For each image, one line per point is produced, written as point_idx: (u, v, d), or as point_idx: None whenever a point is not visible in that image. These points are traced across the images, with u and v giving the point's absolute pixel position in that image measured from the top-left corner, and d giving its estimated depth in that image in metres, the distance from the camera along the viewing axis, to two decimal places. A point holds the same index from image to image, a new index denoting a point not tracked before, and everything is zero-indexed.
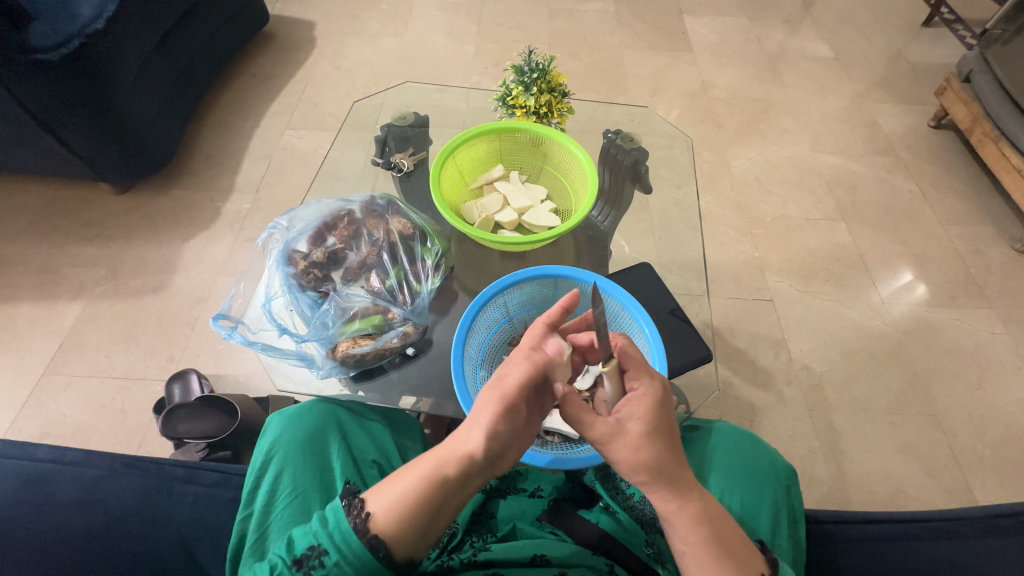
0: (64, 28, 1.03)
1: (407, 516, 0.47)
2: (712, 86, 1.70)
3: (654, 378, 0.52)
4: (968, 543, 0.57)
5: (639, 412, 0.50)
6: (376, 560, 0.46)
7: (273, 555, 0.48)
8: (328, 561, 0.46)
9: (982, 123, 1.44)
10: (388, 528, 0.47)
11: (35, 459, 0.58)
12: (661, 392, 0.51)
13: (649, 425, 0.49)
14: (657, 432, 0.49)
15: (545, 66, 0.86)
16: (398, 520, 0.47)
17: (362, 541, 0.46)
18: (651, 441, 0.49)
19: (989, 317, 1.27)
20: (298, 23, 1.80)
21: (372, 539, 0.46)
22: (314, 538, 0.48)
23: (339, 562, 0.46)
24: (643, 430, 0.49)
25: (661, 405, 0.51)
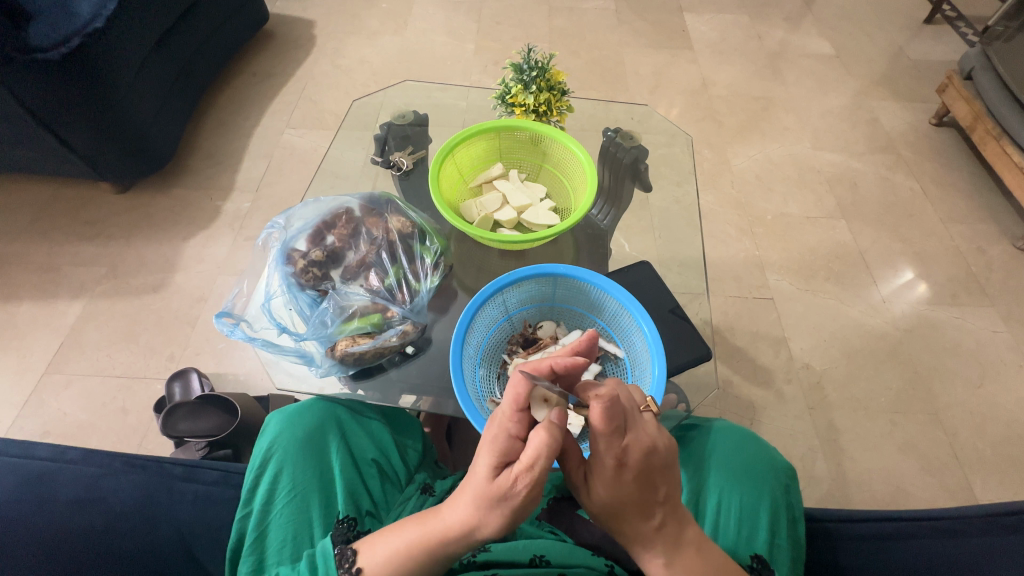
0: (63, 27, 1.03)
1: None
2: (712, 84, 1.69)
3: (614, 448, 0.47)
4: (970, 541, 0.57)
5: (598, 484, 0.50)
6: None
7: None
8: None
9: (984, 120, 1.44)
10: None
11: (34, 457, 0.59)
12: (618, 465, 0.47)
13: (609, 494, 0.49)
14: (620, 500, 0.49)
15: (544, 65, 0.85)
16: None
17: None
18: (615, 506, 0.49)
19: (991, 316, 1.27)
20: (298, 22, 1.80)
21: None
22: None
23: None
24: (604, 497, 0.49)
25: (620, 477, 0.48)
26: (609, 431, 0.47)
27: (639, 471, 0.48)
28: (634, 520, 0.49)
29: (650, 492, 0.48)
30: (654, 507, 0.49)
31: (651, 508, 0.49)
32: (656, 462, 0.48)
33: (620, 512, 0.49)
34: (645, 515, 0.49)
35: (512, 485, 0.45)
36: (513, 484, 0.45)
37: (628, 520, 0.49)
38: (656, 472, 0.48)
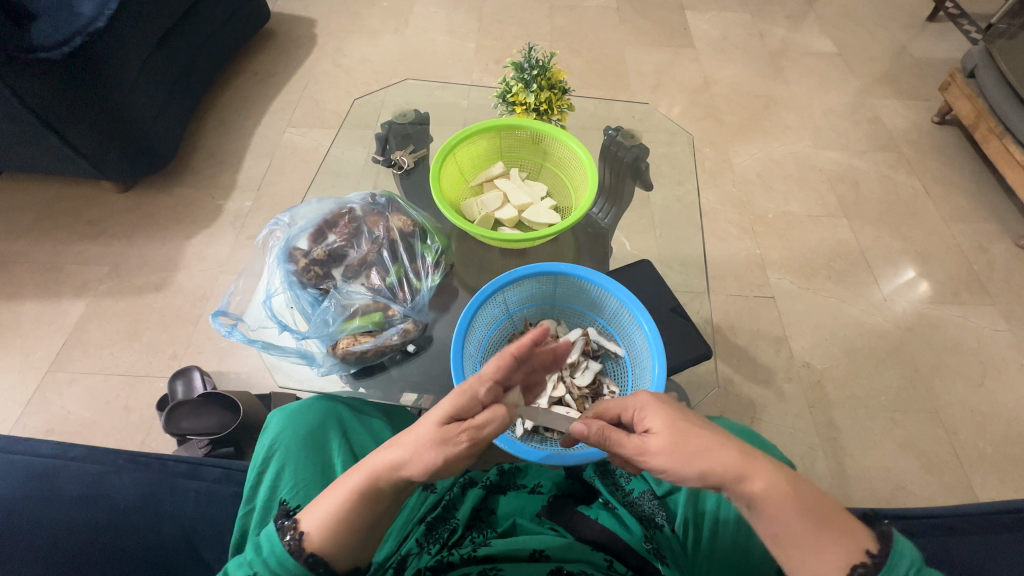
0: (65, 27, 1.03)
1: (344, 529, 0.49)
2: (714, 82, 1.69)
3: (634, 392, 0.54)
4: (969, 538, 0.57)
5: (651, 415, 0.49)
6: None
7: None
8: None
9: (986, 119, 1.43)
10: (325, 545, 0.49)
11: (38, 455, 0.59)
12: (649, 394, 0.52)
13: (665, 418, 0.49)
14: (678, 416, 0.49)
15: (545, 63, 0.85)
16: (335, 536, 0.49)
17: (300, 561, 0.48)
18: (681, 438, 0.47)
19: (992, 314, 1.27)
20: (299, 21, 1.80)
21: (308, 558, 0.48)
22: (251, 567, 0.48)
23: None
24: (665, 423, 0.48)
25: (660, 400, 0.51)
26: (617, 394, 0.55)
27: (676, 403, 0.51)
28: (710, 440, 0.47)
29: (691, 412, 0.51)
30: (705, 420, 0.50)
31: (705, 420, 0.50)
32: (676, 399, 0.54)
33: (687, 428, 0.47)
34: (714, 434, 0.47)
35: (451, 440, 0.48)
36: (456, 439, 0.48)
37: (706, 442, 0.46)
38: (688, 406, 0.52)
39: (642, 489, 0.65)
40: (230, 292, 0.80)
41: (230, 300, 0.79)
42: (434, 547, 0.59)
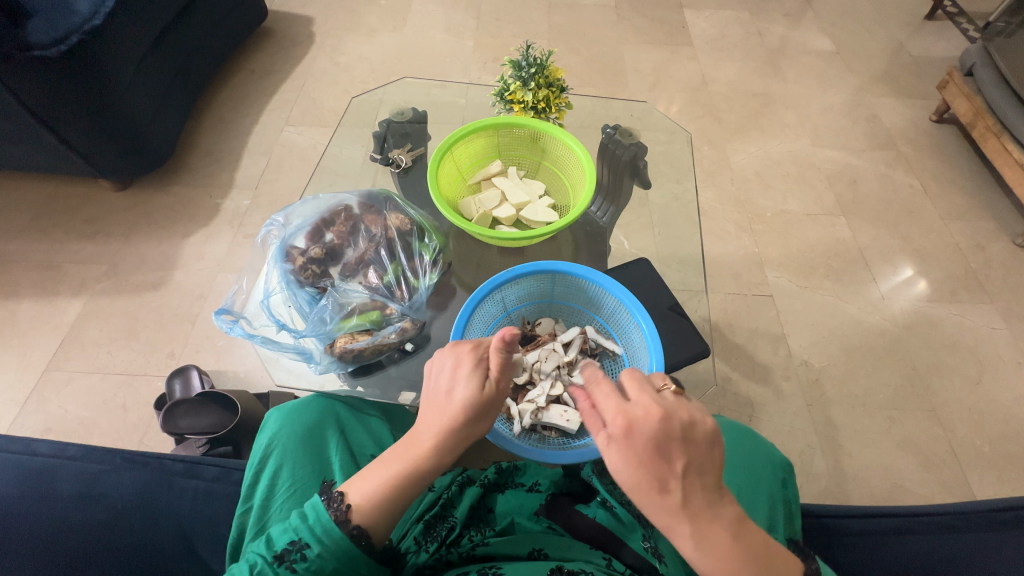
0: (61, 24, 1.03)
1: (388, 506, 0.51)
2: (712, 80, 1.69)
3: (619, 411, 0.46)
4: (966, 536, 0.58)
5: (609, 452, 0.47)
6: (355, 547, 0.49)
7: (252, 551, 0.49)
8: (310, 554, 0.48)
9: (984, 117, 1.44)
10: (372, 520, 0.50)
11: (36, 454, 0.59)
12: (626, 428, 0.45)
13: (621, 464, 0.46)
14: (633, 471, 0.45)
15: (542, 61, 0.85)
16: (380, 511, 0.50)
17: (344, 531, 0.49)
18: (625, 477, 0.46)
19: (989, 313, 1.27)
20: (297, 19, 1.80)
21: (351, 529, 0.49)
22: (296, 532, 0.49)
23: (321, 554, 0.48)
24: (616, 468, 0.46)
25: (630, 442, 0.45)
26: (607, 399, 0.48)
27: (649, 439, 0.45)
28: (647, 494, 0.45)
29: (663, 463, 0.44)
30: (669, 480, 0.44)
31: (666, 481, 0.44)
32: (668, 426, 0.45)
33: (632, 483, 0.45)
34: (661, 489, 0.44)
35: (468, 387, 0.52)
36: (471, 381, 0.52)
37: (641, 495, 0.45)
38: (671, 441, 0.45)
39: None
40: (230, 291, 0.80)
41: (229, 298, 0.79)
42: (432, 547, 0.59)
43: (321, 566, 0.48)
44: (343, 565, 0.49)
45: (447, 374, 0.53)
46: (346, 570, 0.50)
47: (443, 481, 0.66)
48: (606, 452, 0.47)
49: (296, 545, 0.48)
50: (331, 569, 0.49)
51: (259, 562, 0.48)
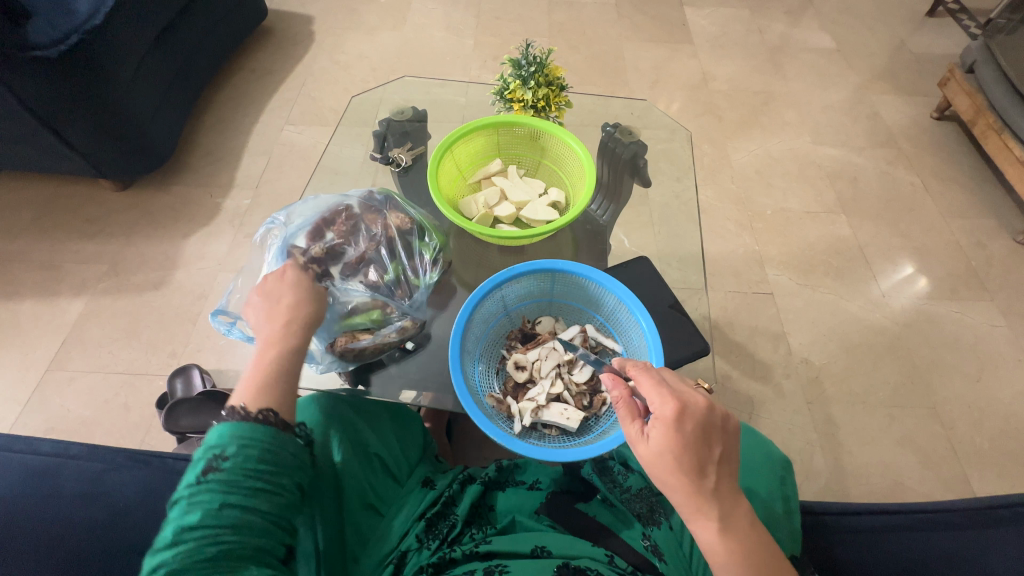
0: (63, 26, 1.03)
1: (267, 386, 0.54)
2: (712, 78, 1.69)
3: (671, 397, 0.48)
4: (966, 534, 0.57)
5: (654, 431, 0.48)
6: (266, 425, 0.51)
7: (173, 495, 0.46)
8: (228, 453, 0.47)
9: (985, 115, 1.43)
10: (267, 401, 0.53)
11: (38, 453, 0.59)
12: (679, 413, 0.47)
13: (666, 446, 0.47)
14: (676, 453, 0.47)
15: (542, 60, 0.85)
16: (268, 394, 0.54)
17: (254, 422, 0.50)
18: (665, 459, 0.47)
19: (990, 310, 1.27)
20: (297, 18, 1.80)
21: (259, 414, 0.51)
22: (217, 448, 0.47)
23: (240, 448, 0.48)
24: (658, 448, 0.47)
25: (679, 426, 0.47)
26: (658, 385, 0.49)
27: (698, 425, 0.47)
28: (687, 477, 0.46)
29: (705, 448, 0.47)
30: (707, 465, 0.47)
31: (705, 466, 0.47)
32: (713, 419, 0.48)
33: (672, 465, 0.47)
34: (701, 472, 0.47)
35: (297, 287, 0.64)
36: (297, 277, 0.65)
37: (679, 477, 0.47)
38: (713, 429, 0.48)
39: (641, 486, 0.65)
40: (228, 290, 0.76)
41: (227, 297, 0.75)
42: (434, 544, 0.59)
43: (247, 460, 0.48)
44: (267, 457, 0.49)
45: (291, 283, 0.64)
46: (278, 455, 0.50)
47: (445, 480, 0.67)
48: (648, 435, 0.48)
49: (213, 454, 0.47)
50: (260, 459, 0.48)
51: (186, 491, 0.45)
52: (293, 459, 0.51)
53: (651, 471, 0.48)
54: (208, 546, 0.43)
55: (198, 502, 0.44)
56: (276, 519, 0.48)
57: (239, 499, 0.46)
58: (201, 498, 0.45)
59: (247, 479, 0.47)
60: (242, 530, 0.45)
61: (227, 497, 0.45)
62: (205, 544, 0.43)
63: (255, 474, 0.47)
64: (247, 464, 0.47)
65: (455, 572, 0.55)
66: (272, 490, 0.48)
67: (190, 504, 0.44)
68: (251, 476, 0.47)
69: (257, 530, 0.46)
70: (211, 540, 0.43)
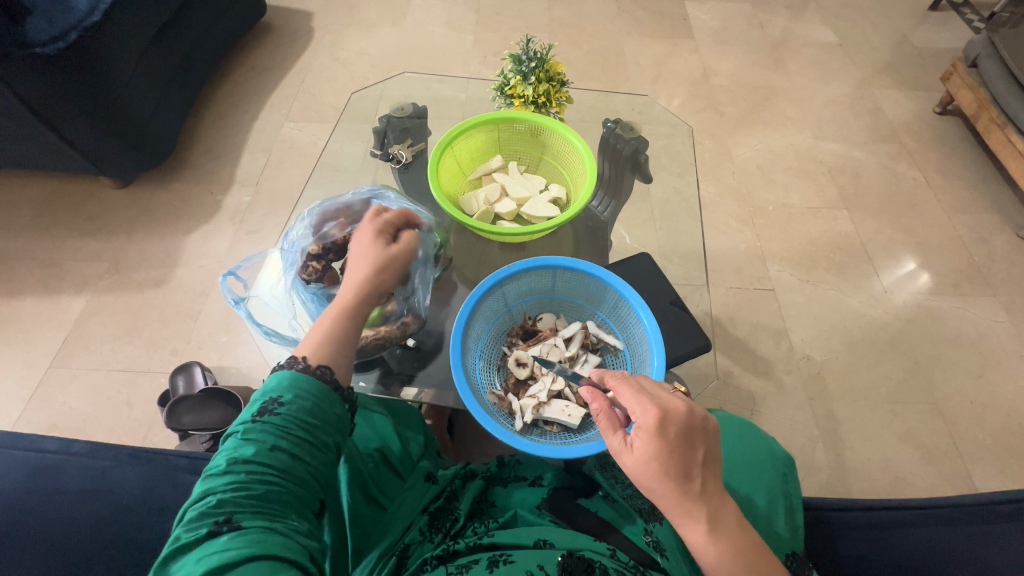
0: (60, 21, 1.02)
1: (337, 346, 0.55)
2: (713, 73, 1.68)
3: (652, 404, 0.48)
4: (966, 529, 0.58)
5: (638, 440, 0.47)
6: (325, 384, 0.51)
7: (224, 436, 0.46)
8: (285, 399, 0.48)
9: (988, 109, 1.43)
10: (328, 358, 0.54)
11: (42, 450, 0.60)
12: (661, 420, 0.46)
13: (650, 454, 0.46)
14: (661, 460, 0.46)
15: (543, 55, 0.85)
16: (330, 352, 0.54)
17: (311, 374, 0.51)
18: (650, 469, 0.46)
19: (992, 306, 1.27)
20: (296, 14, 1.79)
21: (317, 369, 0.52)
22: (264, 397, 0.48)
23: (297, 394, 0.49)
24: (643, 457, 0.46)
25: (662, 432, 0.46)
26: (639, 392, 0.49)
27: (680, 429, 0.47)
28: (674, 484, 0.46)
29: (689, 452, 0.47)
30: (693, 468, 0.47)
31: (690, 470, 0.47)
32: (695, 421, 0.48)
33: (658, 473, 0.46)
34: (687, 476, 0.46)
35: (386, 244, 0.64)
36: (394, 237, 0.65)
37: (667, 484, 0.46)
38: (695, 432, 0.48)
39: None
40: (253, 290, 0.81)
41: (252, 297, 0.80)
42: (437, 538, 0.59)
43: (301, 409, 0.48)
44: (320, 411, 0.49)
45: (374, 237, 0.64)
46: (327, 410, 0.50)
47: (446, 474, 0.67)
48: (631, 445, 0.48)
49: (270, 399, 0.48)
50: (309, 409, 0.49)
51: (239, 429, 0.46)
52: (339, 419, 0.51)
53: (639, 482, 0.48)
54: (252, 484, 0.43)
55: (245, 442, 0.45)
56: (317, 470, 0.48)
57: (289, 444, 0.46)
58: (250, 439, 0.45)
59: (292, 423, 0.47)
60: (287, 474, 0.45)
61: (278, 440, 0.46)
62: (251, 479, 0.43)
63: (304, 423, 0.48)
64: (299, 412, 0.48)
65: (459, 561, 0.55)
66: (318, 440, 0.48)
67: (243, 442, 0.45)
68: (303, 425, 0.48)
69: (299, 477, 0.46)
70: (257, 474, 0.43)
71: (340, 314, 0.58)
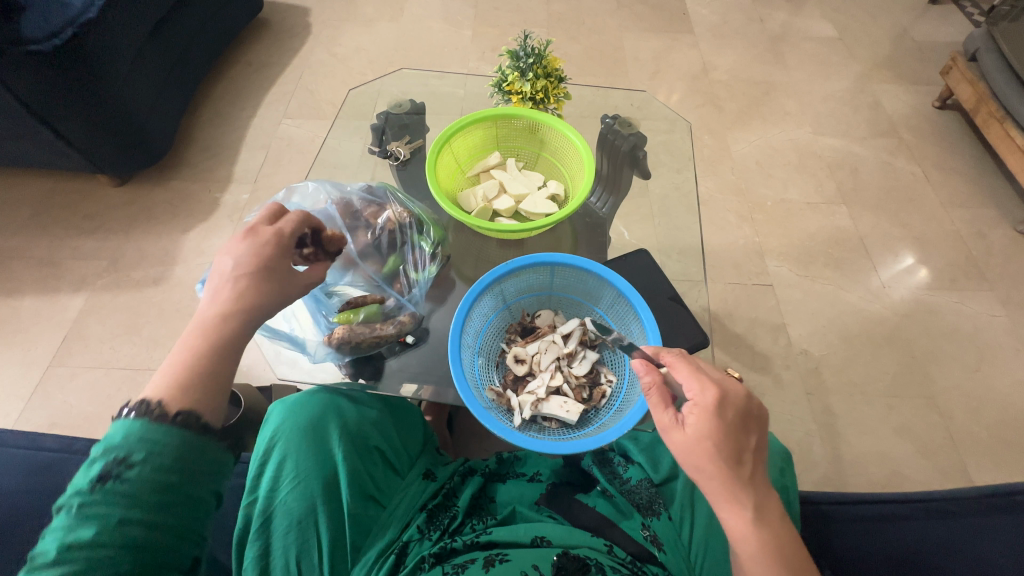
0: (55, 18, 1.01)
1: (200, 374, 0.46)
2: (712, 68, 1.68)
3: (712, 383, 0.50)
4: (962, 522, 0.58)
5: (693, 416, 0.49)
6: (186, 427, 0.43)
7: (59, 506, 0.39)
8: (134, 455, 0.40)
9: (987, 104, 1.42)
10: (196, 398, 0.44)
11: (41, 448, 0.60)
12: (719, 399, 0.48)
13: (704, 430, 0.48)
14: (715, 438, 0.47)
15: (540, 51, 0.85)
16: (191, 389, 0.44)
17: (165, 422, 0.42)
18: (702, 444, 0.47)
19: (990, 300, 1.27)
20: (293, 10, 1.78)
21: (172, 416, 0.43)
22: (105, 454, 0.40)
23: (149, 447, 0.41)
24: (698, 434, 0.47)
25: (720, 412, 0.48)
26: (697, 371, 0.51)
27: (737, 413, 0.49)
28: (726, 461, 0.47)
29: (742, 437, 0.48)
30: (744, 453, 0.48)
31: (742, 454, 0.48)
32: (750, 411, 0.50)
33: (710, 450, 0.47)
34: (738, 459, 0.47)
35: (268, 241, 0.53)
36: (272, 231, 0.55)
37: (717, 462, 0.47)
38: (749, 420, 0.50)
39: (641, 477, 0.65)
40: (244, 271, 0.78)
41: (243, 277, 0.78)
42: (435, 534, 0.59)
43: (158, 465, 0.41)
44: (186, 453, 0.42)
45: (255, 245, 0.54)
46: (197, 455, 0.43)
47: (446, 470, 0.68)
48: (685, 421, 0.49)
49: (114, 459, 0.40)
50: (168, 460, 0.41)
51: (75, 501, 0.38)
52: (209, 462, 0.44)
53: (684, 459, 0.49)
54: (103, 564, 0.37)
55: (85, 517, 0.38)
56: (189, 522, 0.42)
57: (145, 509, 0.39)
58: (91, 510, 0.38)
59: (143, 486, 0.40)
60: (148, 543, 0.39)
61: (127, 508, 0.39)
62: (100, 560, 0.37)
63: (163, 480, 0.41)
64: (157, 468, 0.41)
65: (456, 560, 0.55)
66: (184, 496, 0.42)
67: (82, 517, 0.38)
68: (160, 483, 0.41)
69: (167, 537, 0.41)
70: (108, 553, 0.38)
71: (199, 334, 0.47)
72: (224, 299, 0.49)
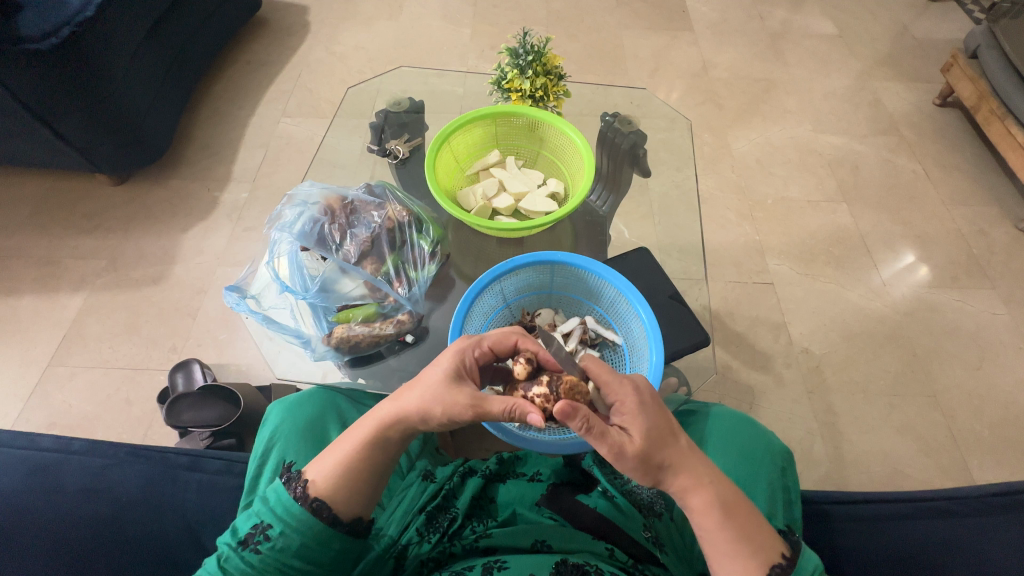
0: (53, 16, 1.00)
1: (350, 479, 0.52)
2: (713, 66, 1.67)
3: (626, 380, 0.52)
4: (964, 521, 0.58)
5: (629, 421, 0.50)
6: (319, 522, 0.50)
7: (218, 544, 0.51)
8: (273, 534, 0.50)
9: (988, 101, 1.42)
10: (340, 496, 0.51)
11: (40, 449, 0.59)
12: (637, 389, 0.52)
13: (643, 427, 0.49)
14: (655, 429, 0.50)
15: (540, 48, 0.84)
16: (343, 484, 0.52)
17: (305, 506, 0.50)
18: (652, 441, 0.49)
19: (991, 298, 1.27)
20: (291, 8, 1.77)
21: (312, 503, 0.51)
22: (258, 516, 0.51)
23: (284, 531, 0.50)
24: (642, 433, 0.49)
25: (644, 402, 0.51)
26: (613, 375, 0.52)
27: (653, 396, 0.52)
28: (669, 448, 0.49)
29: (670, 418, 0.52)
30: (678, 431, 0.51)
31: (675, 432, 0.51)
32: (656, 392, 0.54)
33: (659, 438, 0.49)
34: (675, 436, 0.51)
35: (462, 406, 0.52)
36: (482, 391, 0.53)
37: (670, 449, 0.49)
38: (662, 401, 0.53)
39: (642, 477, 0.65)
40: (246, 272, 0.80)
41: (245, 278, 0.79)
42: (435, 537, 0.60)
43: (283, 548, 0.50)
44: (312, 545, 0.50)
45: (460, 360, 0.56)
46: (316, 547, 0.50)
47: (445, 471, 0.66)
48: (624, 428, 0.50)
49: (261, 528, 0.50)
50: (297, 546, 0.50)
51: (224, 552, 0.50)
52: (327, 558, 0.51)
53: (647, 464, 0.49)
54: None
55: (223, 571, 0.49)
56: None
57: None
58: (230, 567, 0.49)
59: (270, 563, 0.49)
60: None
61: None
62: None
63: (284, 564, 0.50)
64: (284, 550, 0.50)
65: (456, 566, 0.57)
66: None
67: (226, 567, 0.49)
68: (281, 565, 0.50)
69: None
70: None
71: (375, 433, 0.54)
72: (400, 421, 0.54)
